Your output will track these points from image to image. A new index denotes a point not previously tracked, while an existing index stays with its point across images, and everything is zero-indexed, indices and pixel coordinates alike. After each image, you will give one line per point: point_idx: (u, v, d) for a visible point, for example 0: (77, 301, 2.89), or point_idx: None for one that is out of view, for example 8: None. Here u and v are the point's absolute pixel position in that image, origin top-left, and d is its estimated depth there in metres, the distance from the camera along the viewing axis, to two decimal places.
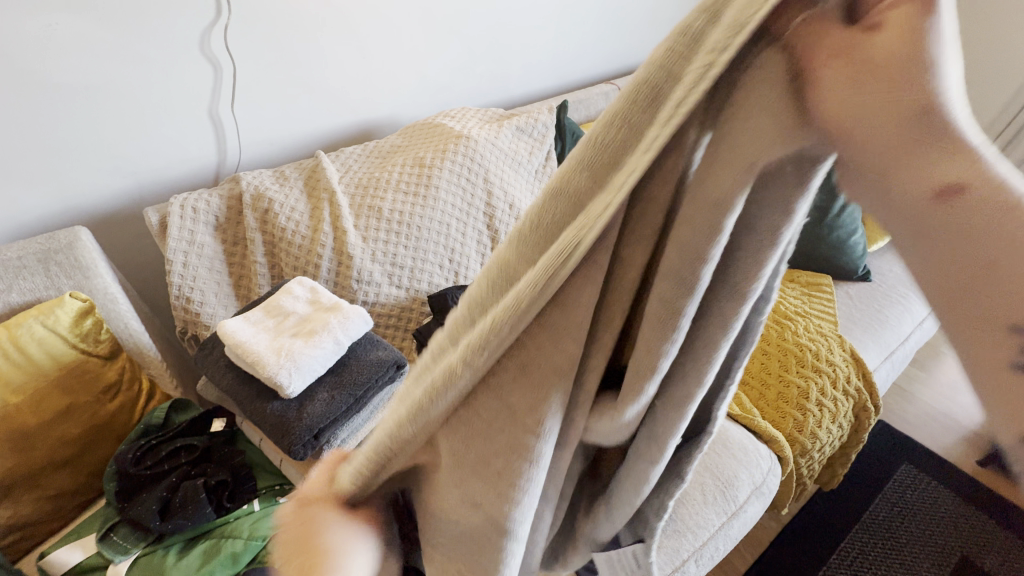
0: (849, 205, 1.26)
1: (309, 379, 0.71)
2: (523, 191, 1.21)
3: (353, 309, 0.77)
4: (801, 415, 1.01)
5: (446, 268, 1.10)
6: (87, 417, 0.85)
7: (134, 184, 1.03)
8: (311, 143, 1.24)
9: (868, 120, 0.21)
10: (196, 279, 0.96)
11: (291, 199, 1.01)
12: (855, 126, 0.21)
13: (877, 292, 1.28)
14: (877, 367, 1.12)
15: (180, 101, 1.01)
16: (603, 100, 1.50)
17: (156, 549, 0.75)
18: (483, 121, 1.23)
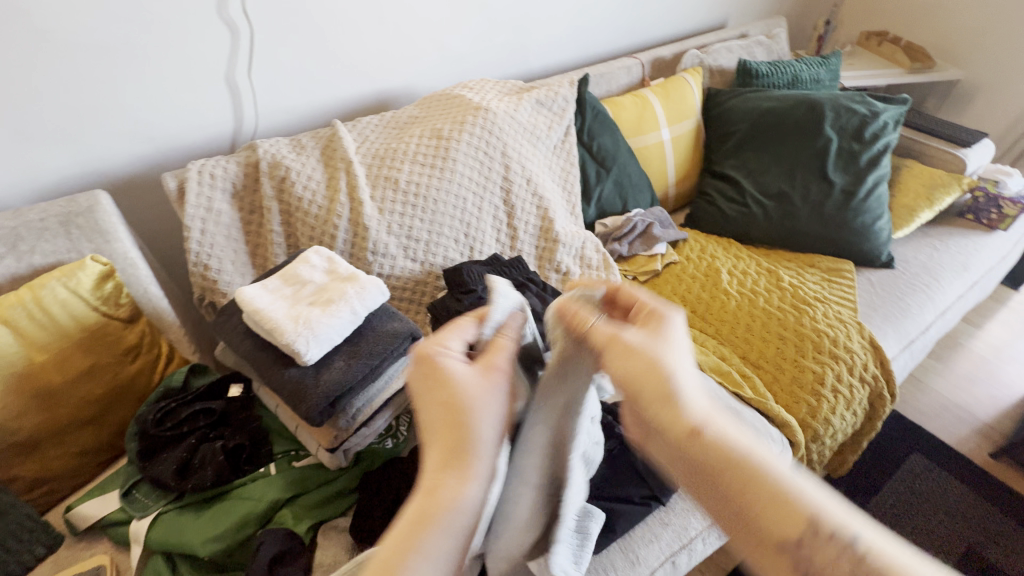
0: (875, 190, 1.26)
1: (325, 347, 0.71)
2: (541, 167, 1.19)
3: (370, 280, 0.77)
4: (815, 401, 1.00)
5: (462, 243, 1.09)
6: (110, 378, 0.87)
7: (152, 149, 1.03)
8: (328, 112, 1.23)
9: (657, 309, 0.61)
10: (213, 246, 0.96)
11: (307, 168, 1.01)
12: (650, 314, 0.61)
13: (901, 278, 1.24)
14: (895, 356, 1.11)
15: (197, 65, 1.00)
16: (625, 74, 1.45)
17: (174, 507, 0.77)
18: (501, 93, 1.20)
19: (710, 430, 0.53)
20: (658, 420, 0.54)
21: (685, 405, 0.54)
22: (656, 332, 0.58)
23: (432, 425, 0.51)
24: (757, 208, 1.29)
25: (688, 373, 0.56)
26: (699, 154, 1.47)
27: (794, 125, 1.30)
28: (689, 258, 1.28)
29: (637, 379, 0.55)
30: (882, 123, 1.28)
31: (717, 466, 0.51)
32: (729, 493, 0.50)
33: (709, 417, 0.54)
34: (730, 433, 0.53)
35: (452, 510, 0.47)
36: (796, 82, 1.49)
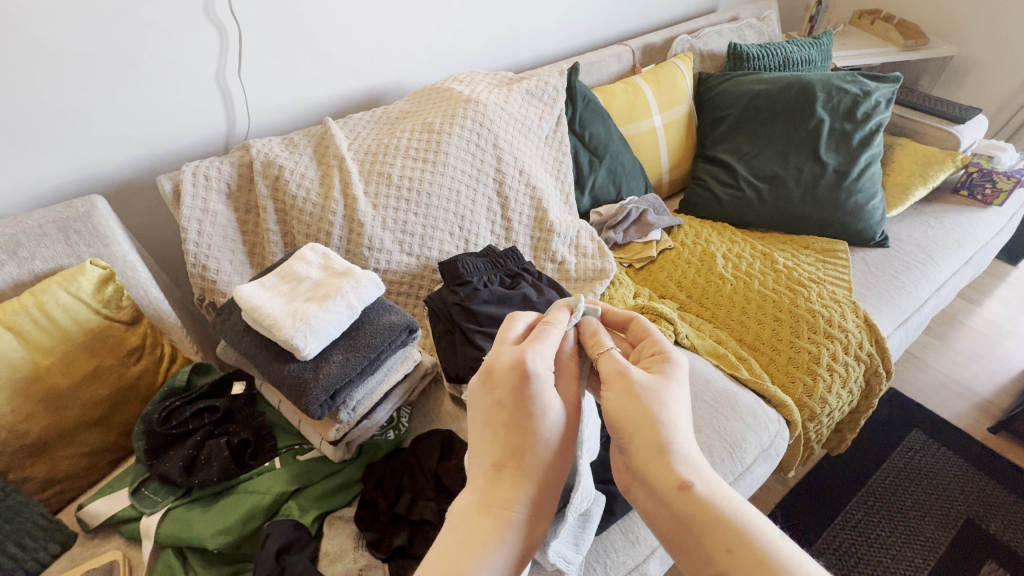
0: (867, 170, 1.26)
1: (323, 342, 0.73)
2: (533, 157, 1.19)
3: (365, 274, 0.78)
4: (811, 380, 1.01)
5: (457, 235, 1.10)
6: (114, 379, 0.88)
7: (147, 153, 1.04)
8: (319, 110, 1.23)
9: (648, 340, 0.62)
10: (211, 247, 0.97)
11: (300, 166, 1.01)
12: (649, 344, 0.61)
13: (895, 256, 1.24)
14: (890, 334, 1.11)
15: (187, 67, 1.01)
16: (616, 62, 1.45)
17: (183, 502, 0.79)
18: (491, 84, 1.21)
19: (700, 488, 0.48)
20: (645, 467, 0.51)
21: (676, 456, 0.50)
22: (660, 371, 0.56)
23: (505, 419, 0.51)
24: (750, 191, 1.30)
25: (684, 424, 0.52)
26: (692, 140, 1.47)
27: (785, 107, 1.30)
28: (683, 243, 1.29)
29: (628, 421, 0.52)
30: (874, 102, 1.28)
31: (701, 522, 0.46)
32: (708, 555, 0.45)
33: (700, 472, 0.49)
34: (722, 494, 0.47)
35: (522, 511, 0.48)
36: (787, 64, 1.48)
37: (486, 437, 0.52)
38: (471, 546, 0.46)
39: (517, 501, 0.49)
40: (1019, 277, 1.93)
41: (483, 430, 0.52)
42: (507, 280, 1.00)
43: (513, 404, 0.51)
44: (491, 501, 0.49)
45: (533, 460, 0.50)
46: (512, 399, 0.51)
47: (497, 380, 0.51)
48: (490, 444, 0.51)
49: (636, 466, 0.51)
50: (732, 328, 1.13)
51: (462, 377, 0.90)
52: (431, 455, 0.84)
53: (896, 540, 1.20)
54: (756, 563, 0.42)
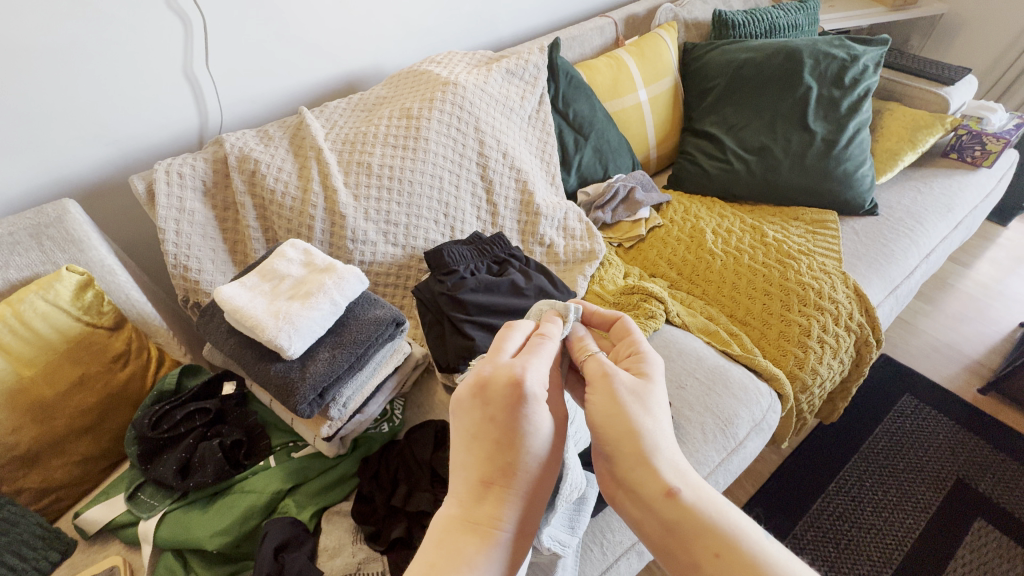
0: (857, 137, 1.24)
1: (309, 340, 0.72)
2: (516, 139, 1.17)
3: (348, 269, 0.77)
4: (802, 352, 1.01)
5: (442, 223, 1.08)
6: (101, 386, 0.87)
7: (117, 152, 1.01)
8: (294, 99, 1.20)
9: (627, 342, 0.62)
10: (190, 246, 0.95)
11: (277, 159, 0.99)
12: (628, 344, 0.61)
13: (885, 224, 1.23)
14: (880, 303, 1.11)
15: (152, 60, 0.97)
16: (599, 35, 1.41)
17: (180, 505, 0.79)
18: (470, 65, 1.17)
19: (687, 495, 0.48)
20: (634, 479, 0.50)
21: (660, 460, 0.50)
22: (641, 376, 0.56)
23: (490, 434, 0.51)
24: (738, 164, 1.28)
25: (667, 428, 0.52)
26: (678, 113, 1.44)
27: (772, 75, 1.28)
28: (672, 220, 1.27)
29: (613, 428, 0.52)
30: (862, 66, 1.25)
31: (689, 526, 0.46)
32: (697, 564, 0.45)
33: (687, 478, 0.50)
34: (707, 498, 0.48)
35: (509, 529, 0.48)
36: (774, 30, 1.45)
37: (473, 453, 0.51)
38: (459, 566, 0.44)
39: (504, 518, 0.48)
40: (1009, 238, 1.93)
41: (469, 445, 0.51)
42: (494, 267, 0.99)
43: (503, 419, 0.50)
44: (477, 518, 0.48)
45: (521, 476, 0.50)
46: (503, 414, 0.50)
47: (491, 395, 0.51)
48: (479, 458, 0.50)
49: (621, 476, 0.51)
50: (723, 304, 1.12)
51: (453, 367, 0.90)
52: (425, 447, 0.84)
53: (888, 503, 1.22)
54: (744, 570, 0.42)
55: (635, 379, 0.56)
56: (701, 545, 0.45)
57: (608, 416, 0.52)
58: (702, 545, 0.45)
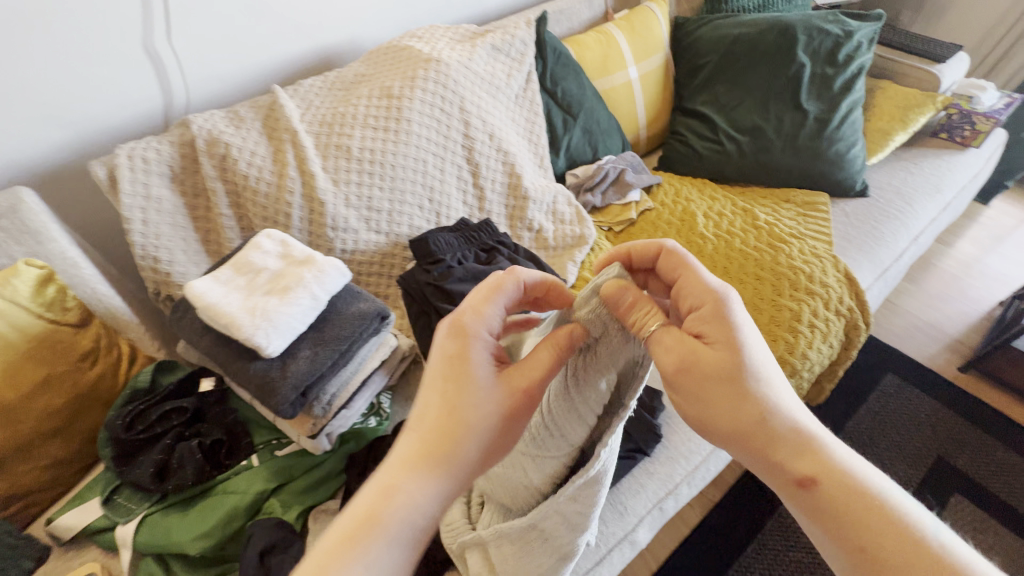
0: (849, 116, 1.22)
1: (289, 338, 0.68)
2: (503, 120, 1.12)
3: (329, 262, 0.73)
4: (793, 337, 1.01)
5: (427, 209, 1.04)
6: (68, 387, 0.82)
7: (75, 135, 0.93)
8: (266, 77, 1.13)
9: (688, 287, 0.55)
10: (159, 236, 0.90)
11: (249, 142, 0.93)
12: (688, 285, 0.55)
13: (875, 206, 1.22)
14: (869, 286, 1.11)
15: (107, 34, 0.89)
16: (587, 9, 1.35)
17: (159, 508, 0.76)
18: (454, 40, 1.11)
19: (825, 483, 0.49)
20: (763, 451, 0.51)
21: (798, 439, 0.51)
22: (729, 345, 0.51)
23: (448, 375, 0.51)
24: (730, 144, 1.25)
25: (789, 396, 0.52)
26: (669, 91, 1.40)
27: (766, 52, 1.24)
28: (663, 203, 1.25)
29: (738, 415, 0.51)
30: (856, 43, 1.22)
31: (841, 506, 0.47)
32: (848, 538, 0.46)
33: (816, 449, 0.50)
34: (850, 465, 0.49)
35: (424, 494, 0.47)
36: (767, 4, 1.40)
37: (427, 394, 0.51)
38: (382, 507, 0.46)
39: (421, 481, 0.48)
40: (990, 217, 1.96)
41: (436, 384, 0.51)
42: (482, 255, 0.96)
43: (467, 375, 0.51)
44: (400, 461, 0.48)
45: (460, 443, 0.49)
46: (469, 367, 0.51)
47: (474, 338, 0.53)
48: (439, 401, 0.50)
49: (746, 450, 0.52)
50: (714, 289, 1.11)
51: None
52: None
53: None
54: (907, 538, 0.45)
55: (722, 351, 0.51)
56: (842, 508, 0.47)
57: (729, 404, 0.51)
58: (843, 497, 0.48)
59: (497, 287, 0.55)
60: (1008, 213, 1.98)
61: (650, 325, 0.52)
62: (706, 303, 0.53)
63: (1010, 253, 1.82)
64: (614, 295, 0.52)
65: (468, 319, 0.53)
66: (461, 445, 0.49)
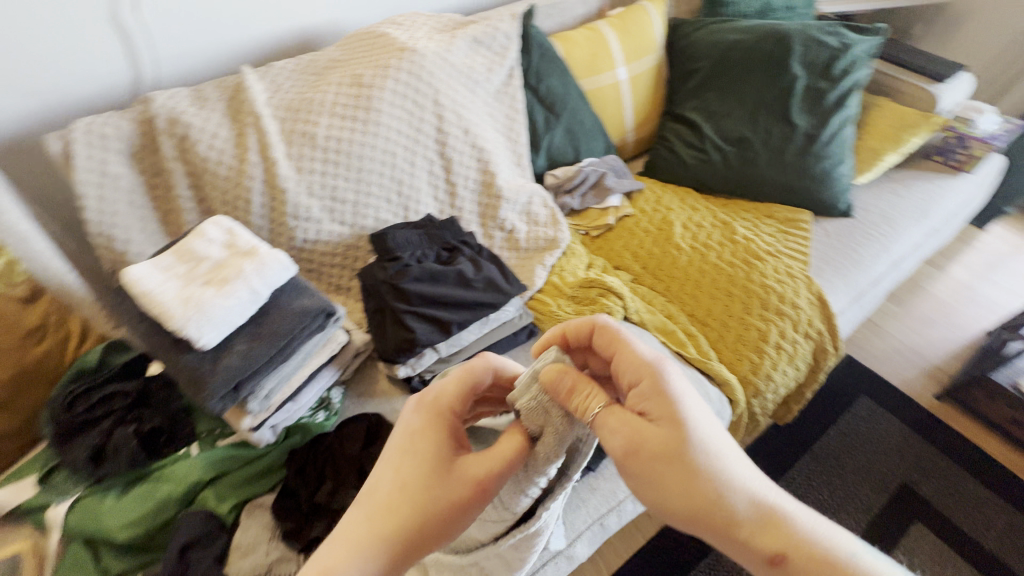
0: (840, 133, 1.18)
1: (224, 331, 0.67)
2: (480, 115, 1.09)
3: (271, 255, 0.71)
4: (757, 358, 0.99)
5: (394, 202, 1.02)
6: (12, 362, 0.80)
7: (35, 104, 0.91)
8: (241, 56, 1.10)
9: (620, 361, 0.54)
10: (114, 214, 0.88)
11: (211, 124, 0.90)
12: (621, 362, 0.54)
13: (858, 227, 1.19)
14: (843, 309, 1.09)
15: (69, 2, 0.86)
16: (580, 4, 1.31)
17: (93, 491, 0.74)
18: (434, 29, 1.08)
19: (788, 548, 0.45)
20: (720, 531, 0.47)
21: (740, 498, 0.47)
22: (671, 421, 0.49)
23: (406, 446, 0.53)
24: (715, 154, 1.22)
25: (729, 453, 0.49)
26: (660, 94, 1.36)
27: (758, 61, 1.20)
28: (642, 211, 1.22)
29: (681, 492, 0.48)
30: (852, 57, 1.18)
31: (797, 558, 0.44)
32: None
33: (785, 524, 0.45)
34: (794, 513, 0.46)
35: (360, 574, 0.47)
36: (767, 10, 1.36)
37: (382, 468, 0.53)
38: None
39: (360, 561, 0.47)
40: (986, 242, 1.92)
41: (396, 459, 0.53)
42: (444, 255, 0.94)
43: (424, 451, 0.53)
44: (346, 532, 0.49)
45: (412, 528, 0.49)
46: (428, 443, 0.53)
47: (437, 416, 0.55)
48: (393, 474, 0.52)
49: (711, 538, 0.48)
50: (685, 303, 1.08)
51: (393, 359, 0.85)
52: (355, 441, 0.81)
53: (832, 505, 1.24)
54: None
55: (665, 429, 0.49)
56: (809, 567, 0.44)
57: (672, 480, 0.48)
58: (806, 554, 0.44)
59: (467, 369, 0.58)
60: (1005, 239, 1.93)
61: (593, 407, 0.50)
62: (641, 376, 0.52)
63: (1001, 280, 1.79)
64: (552, 379, 0.51)
65: (431, 396, 0.56)
66: (413, 530, 0.49)
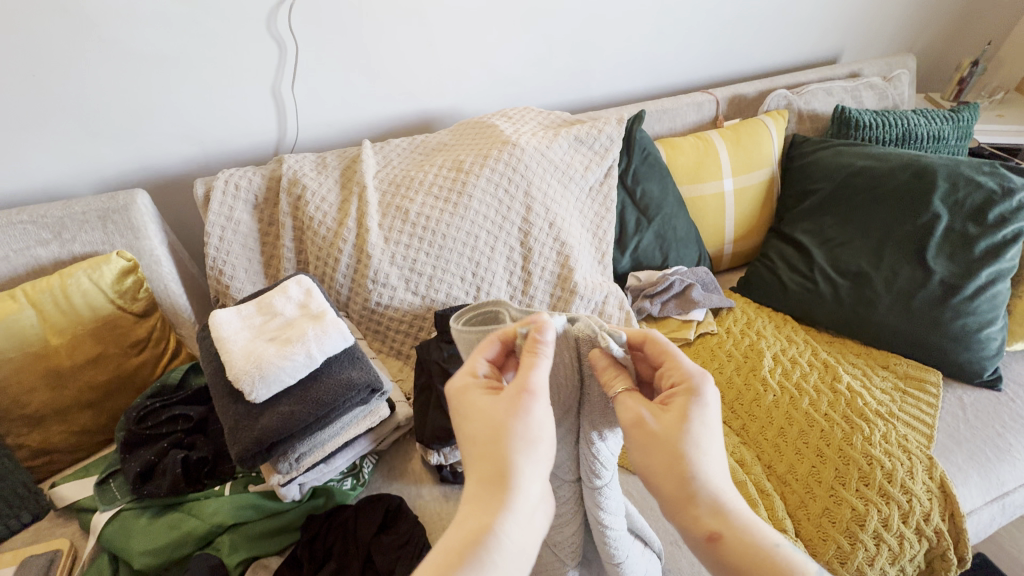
0: (989, 288, 0.98)
1: (274, 389, 0.71)
2: (569, 210, 1.10)
3: (335, 324, 0.75)
4: (849, 544, 0.79)
5: (468, 281, 1.02)
6: (113, 367, 0.93)
7: (200, 151, 1.08)
8: (368, 129, 1.21)
9: (651, 457, 0.52)
10: (228, 253, 0.99)
11: (323, 188, 1.01)
12: (660, 466, 0.52)
13: (1006, 407, 0.98)
14: (977, 509, 0.87)
15: (245, 77, 1.03)
16: (695, 111, 1.33)
17: (134, 506, 0.81)
18: (541, 125, 1.15)
19: (730, 537, 0.48)
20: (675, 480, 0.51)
21: (700, 459, 0.51)
22: (670, 450, 0.51)
23: (480, 450, 0.50)
24: (825, 285, 1.09)
25: (715, 456, 0.52)
26: (766, 214, 1.30)
27: (893, 192, 1.08)
28: (729, 331, 1.10)
29: (661, 454, 0.51)
30: (1017, 204, 0.98)
31: (662, 443, 0.51)
32: (646, 448, 0.52)
33: (724, 515, 0.49)
34: (678, 458, 0.51)
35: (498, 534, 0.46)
36: (907, 138, 1.25)
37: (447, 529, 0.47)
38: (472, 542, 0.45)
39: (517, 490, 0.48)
40: None
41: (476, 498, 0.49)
42: None
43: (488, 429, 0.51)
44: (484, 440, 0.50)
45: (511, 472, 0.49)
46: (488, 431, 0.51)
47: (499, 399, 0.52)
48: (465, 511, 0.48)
49: (664, 482, 0.52)
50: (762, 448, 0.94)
51: (429, 445, 0.84)
52: (370, 525, 0.80)
53: None
54: (661, 435, 0.52)
55: (665, 438, 0.51)
56: (659, 443, 0.52)
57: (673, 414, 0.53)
58: (662, 443, 0.51)
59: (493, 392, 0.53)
60: None
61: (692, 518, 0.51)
62: (667, 469, 0.51)
63: None
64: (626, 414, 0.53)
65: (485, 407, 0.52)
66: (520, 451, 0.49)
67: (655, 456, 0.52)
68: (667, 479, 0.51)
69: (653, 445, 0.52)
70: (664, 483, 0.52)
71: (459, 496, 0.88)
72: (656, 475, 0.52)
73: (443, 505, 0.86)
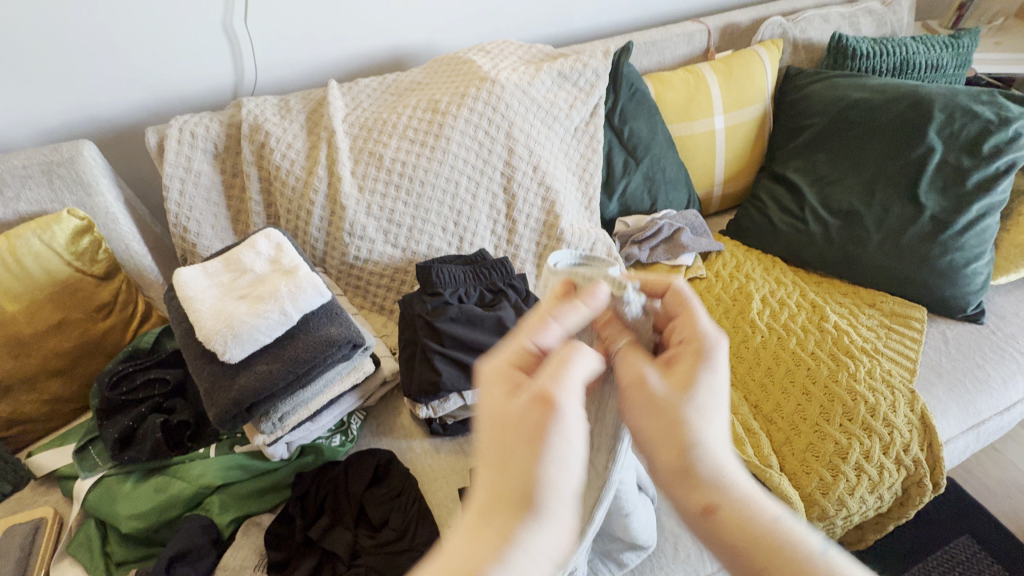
0: (979, 222, 0.97)
1: (249, 348, 0.67)
2: (554, 153, 1.04)
3: (308, 278, 0.71)
4: (831, 476, 0.82)
5: (450, 231, 0.98)
6: (79, 333, 0.88)
7: (150, 97, 0.98)
8: (334, 69, 1.11)
9: (644, 417, 0.48)
10: (192, 208, 0.93)
11: (288, 134, 0.93)
12: (653, 430, 0.48)
13: (986, 339, 0.99)
14: (953, 438, 0.89)
15: (191, 10, 0.93)
16: (685, 43, 1.24)
17: (117, 472, 0.79)
18: (522, 61, 1.06)
19: (726, 512, 0.45)
20: (673, 449, 0.47)
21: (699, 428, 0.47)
22: (666, 413, 0.47)
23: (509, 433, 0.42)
24: (816, 225, 1.07)
25: (717, 421, 0.48)
26: (757, 153, 1.26)
27: (889, 125, 1.04)
28: (718, 275, 1.08)
29: (657, 422, 0.48)
30: (1013, 133, 0.95)
31: (661, 407, 0.47)
32: (644, 412, 0.48)
33: (724, 488, 0.45)
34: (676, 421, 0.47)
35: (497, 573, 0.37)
36: (904, 68, 1.19)
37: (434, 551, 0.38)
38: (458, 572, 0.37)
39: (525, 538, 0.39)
40: None
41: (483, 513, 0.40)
42: (487, 296, 0.90)
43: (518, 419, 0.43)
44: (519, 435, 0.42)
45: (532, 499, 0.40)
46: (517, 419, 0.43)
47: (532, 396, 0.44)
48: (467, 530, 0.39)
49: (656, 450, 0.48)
50: None
51: (417, 399, 0.83)
52: (361, 478, 0.80)
53: None
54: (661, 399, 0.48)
55: (665, 399, 0.48)
56: (656, 406, 0.48)
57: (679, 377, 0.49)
58: (660, 402, 0.48)
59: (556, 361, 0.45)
60: None
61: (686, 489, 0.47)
62: (661, 430, 0.47)
63: None
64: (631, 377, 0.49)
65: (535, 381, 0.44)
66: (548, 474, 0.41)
67: (651, 417, 0.48)
68: (660, 448, 0.47)
69: (654, 410, 0.48)
70: (656, 452, 0.47)
71: (449, 448, 0.87)
72: (648, 440, 0.48)
73: (433, 457, 0.86)
